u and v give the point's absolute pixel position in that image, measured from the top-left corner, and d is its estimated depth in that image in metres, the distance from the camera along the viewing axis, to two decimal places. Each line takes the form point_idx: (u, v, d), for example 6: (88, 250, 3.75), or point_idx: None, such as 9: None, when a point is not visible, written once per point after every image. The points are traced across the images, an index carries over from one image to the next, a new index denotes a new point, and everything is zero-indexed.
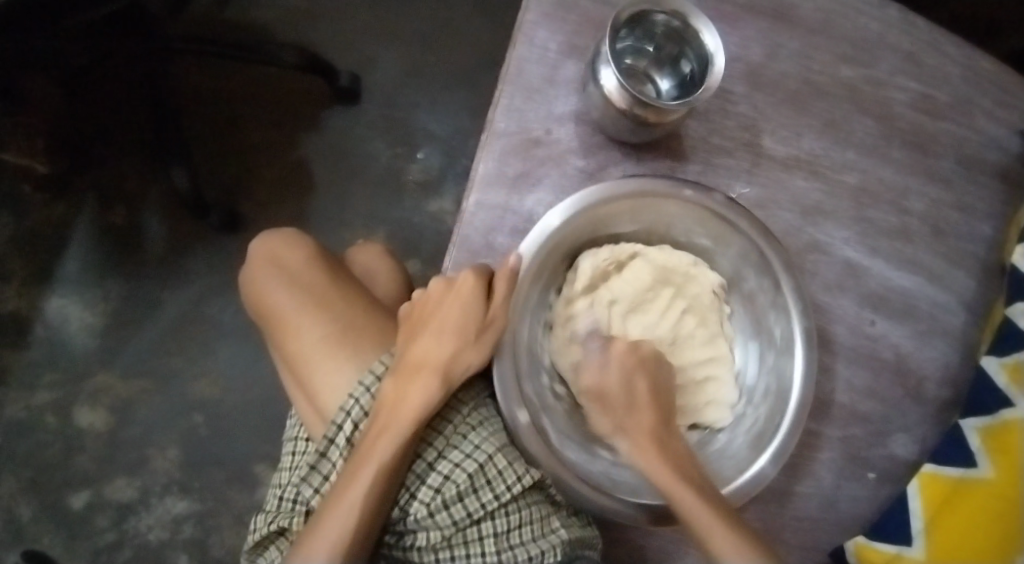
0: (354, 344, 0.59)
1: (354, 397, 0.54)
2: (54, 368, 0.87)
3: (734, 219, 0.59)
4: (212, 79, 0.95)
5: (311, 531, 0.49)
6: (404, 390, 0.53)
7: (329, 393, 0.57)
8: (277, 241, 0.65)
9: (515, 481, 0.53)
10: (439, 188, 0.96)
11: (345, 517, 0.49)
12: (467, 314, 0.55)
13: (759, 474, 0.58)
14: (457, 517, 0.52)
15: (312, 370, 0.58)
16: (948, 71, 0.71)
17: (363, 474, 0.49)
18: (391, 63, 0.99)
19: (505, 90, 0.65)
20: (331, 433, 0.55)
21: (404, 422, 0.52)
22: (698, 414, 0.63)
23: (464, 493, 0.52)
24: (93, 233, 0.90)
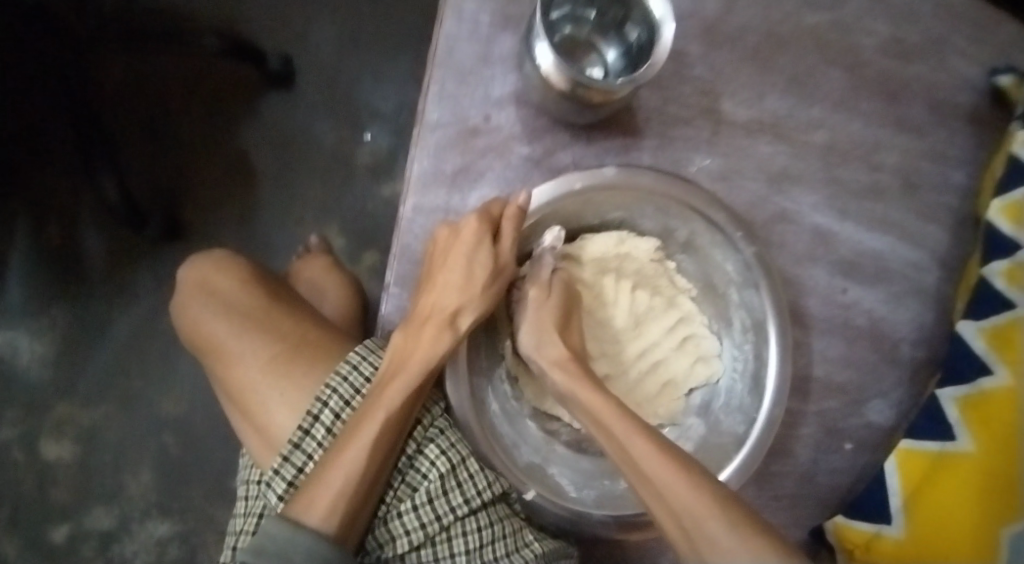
0: (309, 359, 0.53)
1: (331, 386, 0.50)
2: (11, 404, 0.84)
3: (639, 182, 0.54)
4: (132, 78, 0.88)
5: (312, 482, 0.45)
6: (413, 339, 0.50)
7: (285, 417, 0.51)
8: (207, 266, 0.58)
9: (486, 486, 0.51)
10: (391, 170, 0.90)
11: (346, 473, 0.45)
12: (479, 259, 0.52)
13: (770, 418, 0.54)
14: (424, 522, 0.49)
15: (259, 395, 0.52)
16: (919, 7, 0.65)
17: (370, 429, 0.46)
18: (324, 39, 0.91)
19: (435, 75, 0.60)
20: (306, 422, 0.49)
21: (414, 372, 0.49)
22: (690, 378, 0.59)
23: (435, 495, 0.49)
24: (31, 257, 0.86)
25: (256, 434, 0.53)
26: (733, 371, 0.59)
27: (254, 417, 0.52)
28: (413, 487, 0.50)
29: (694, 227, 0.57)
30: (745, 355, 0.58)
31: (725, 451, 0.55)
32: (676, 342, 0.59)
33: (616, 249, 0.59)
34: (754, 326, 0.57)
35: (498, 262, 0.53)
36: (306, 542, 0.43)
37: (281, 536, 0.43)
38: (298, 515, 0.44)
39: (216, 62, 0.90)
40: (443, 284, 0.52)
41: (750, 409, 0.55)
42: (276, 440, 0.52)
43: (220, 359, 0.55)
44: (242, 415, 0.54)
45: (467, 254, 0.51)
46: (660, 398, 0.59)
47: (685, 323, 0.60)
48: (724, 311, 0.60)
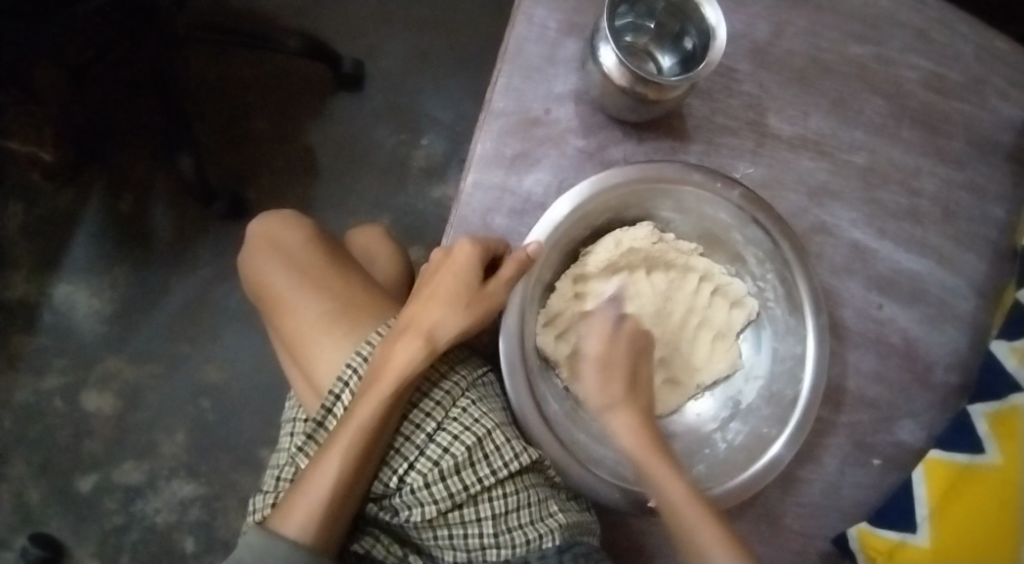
0: (356, 318, 0.57)
1: (353, 364, 0.53)
2: (62, 354, 0.88)
3: (692, 177, 0.59)
4: (217, 69, 0.95)
5: (291, 496, 0.48)
6: (387, 356, 0.51)
7: (327, 367, 0.55)
8: (275, 223, 0.63)
9: (512, 458, 0.52)
10: (444, 173, 0.96)
11: (321, 485, 0.48)
12: (463, 284, 0.53)
13: (814, 389, 0.58)
14: (452, 492, 0.50)
15: (312, 346, 0.56)
16: (960, 49, 0.69)
17: (339, 450, 0.48)
18: (395, 48, 0.98)
19: (504, 69, 0.65)
20: (329, 401, 0.53)
21: (388, 388, 0.49)
22: (730, 323, 0.64)
23: (461, 465, 0.50)
24: (102, 220, 0.91)
25: (307, 382, 0.57)
26: (766, 299, 0.64)
27: (302, 368, 0.57)
28: (434, 460, 0.51)
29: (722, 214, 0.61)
30: (782, 320, 0.62)
31: (771, 436, 0.59)
32: (707, 299, 0.64)
33: (615, 252, 0.60)
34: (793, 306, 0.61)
35: (483, 290, 0.54)
36: (281, 552, 0.46)
37: (260, 544, 0.46)
38: (277, 527, 0.47)
39: (294, 61, 0.96)
40: (428, 298, 0.53)
41: (794, 375, 0.60)
42: (320, 389, 0.56)
43: (279, 310, 0.58)
44: (294, 363, 0.58)
45: (454, 276, 0.53)
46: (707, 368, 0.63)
47: (706, 279, 0.64)
48: (737, 254, 0.64)
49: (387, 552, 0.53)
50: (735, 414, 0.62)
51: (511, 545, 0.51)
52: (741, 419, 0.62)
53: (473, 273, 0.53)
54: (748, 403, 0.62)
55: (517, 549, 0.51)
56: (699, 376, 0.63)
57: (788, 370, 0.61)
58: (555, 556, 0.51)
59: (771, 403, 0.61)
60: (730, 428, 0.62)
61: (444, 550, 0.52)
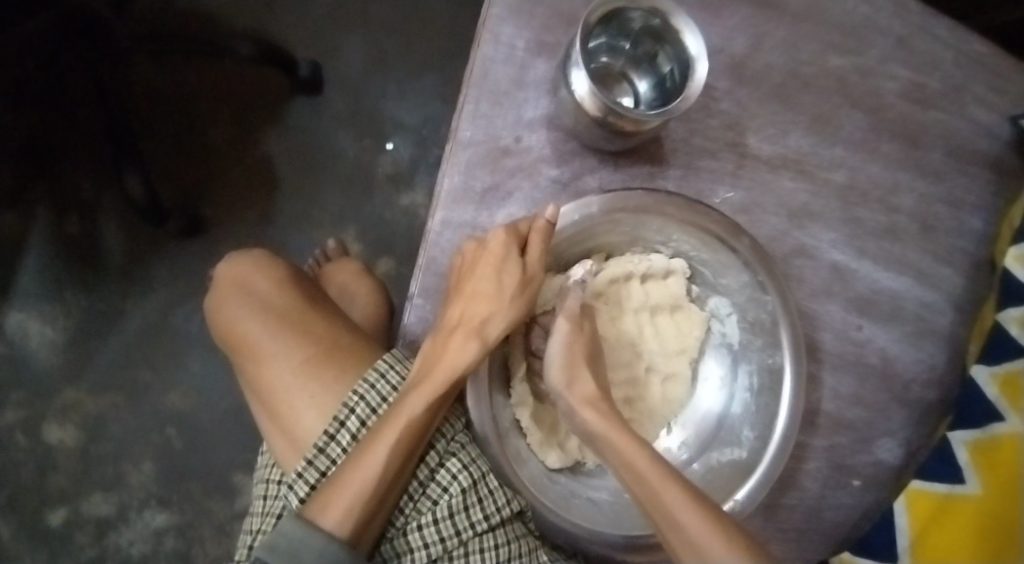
0: (342, 363, 0.54)
1: (359, 394, 0.51)
2: (19, 386, 0.84)
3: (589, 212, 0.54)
4: (163, 74, 0.89)
5: (330, 484, 0.47)
6: (439, 350, 0.51)
7: (317, 416, 0.52)
8: (247, 265, 0.59)
9: (503, 504, 0.52)
10: (411, 179, 0.91)
11: (365, 475, 0.46)
12: (508, 270, 0.53)
13: (793, 410, 0.55)
14: (445, 536, 0.50)
15: (292, 397, 0.53)
16: (944, 55, 0.66)
17: (387, 436, 0.47)
18: (355, 46, 0.92)
19: (470, 95, 0.60)
20: (332, 427, 0.50)
21: (440, 381, 0.50)
22: (682, 307, 0.60)
23: (455, 510, 0.50)
24: (49, 244, 0.85)
25: (284, 434, 0.53)
26: (688, 253, 0.59)
27: (282, 418, 0.53)
28: (433, 500, 0.51)
29: (684, 234, 0.57)
30: (743, 307, 0.59)
31: (750, 461, 0.56)
32: (641, 294, 0.59)
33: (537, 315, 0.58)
34: (758, 332, 0.58)
35: (527, 273, 0.54)
36: (318, 544, 0.44)
37: (297, 535, 0.44)
38: (314, 515, 0.45)
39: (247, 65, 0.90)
40: (472, 292, 0.53)
41: (766, 383, 0.57)
42: (301, 441, 0.52)
43: (253, 357, 0.55)
44: (270, 414, 0.54)
45: (497, 265, 0.52)
46: (680, 378, 0.60)
47: (632, 277, 0.59)
48: (644, 247, 0.59)
49: None
50: (724, 420, 0.60)
51: None
52: (729, 424, 0.59)
53: (514, 260, 0.53)
54: (735, 412, 0.59)
55: None
56: (678, 376, 0.60)
57: (760, 366, 0.58)
58: None
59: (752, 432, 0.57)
60: (737, 431, 0.58)
61: None
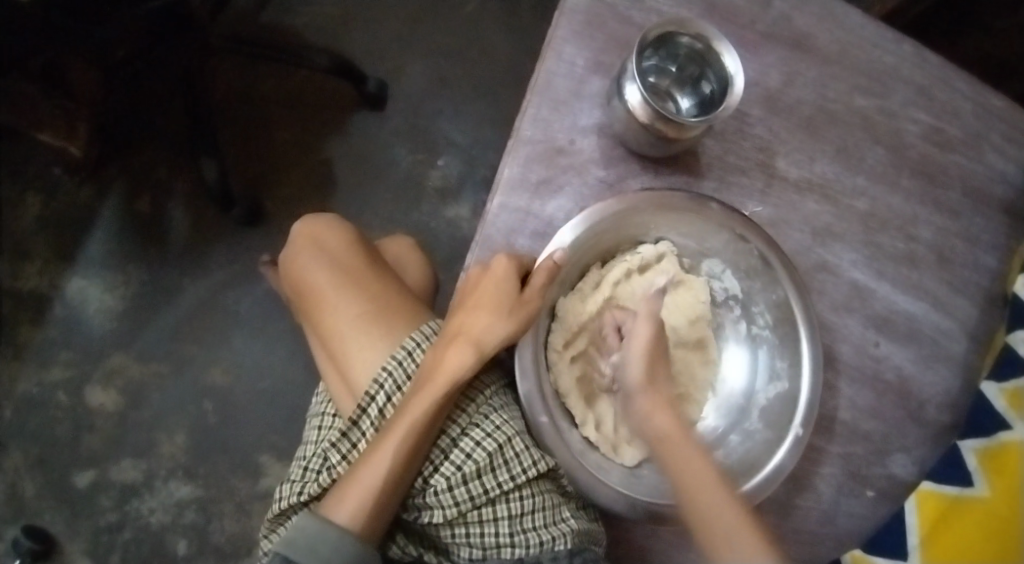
0: (391, 324, 0.59)
1: (388, 370, 0.56)
2: (69, 347, 0.88)
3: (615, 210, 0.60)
4: (245, 78, 0.97)
5: (343, 484, 0.51)
6: (440, 360, 0.55)
7: (363, 367, 0.58)
8: (319, 225, 0.65)
9: (530, 465, 0.55)
10: (457, 194, 0.98)
11: (371, 477, 0.51)
12: (507, 292, 0.55)
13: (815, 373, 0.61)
14: (473, 494, 0.54)
15: (346, 347, 0.58)
16: (957, 105, 0.74)
17: (391, 441, 0.52)
18: (419, 72, 1.01)
19: (533, 100, 0.68)
20: (363, 402, 0.55)
21: (439, 389, 0.53)
22: (697, 290, 0.66)
23: (482, 470, 0.54)
24: (119, 218, 0.91)
25: (340, 380, 0.59)
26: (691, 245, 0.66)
27: (338, 364, 0.59)
28: (460, 462, 0.55)
29: (716, 234, 0.64)
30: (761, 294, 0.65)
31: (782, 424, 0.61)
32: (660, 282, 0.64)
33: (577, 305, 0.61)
34: (782, 318, 0.63)
35: (523, 298, 0.55)
36: (331, 536, 0.49)
37: (312, 528, 0.49)
38: (328, 511, 0.50)
39: (320, 78, 0.99)
40: (473, 310, 0.56)
41: (788, 353, 0.63)
42: (354, 387, 0.58)
43: (317, 309, 0.61)
44: (329, 361, 0.60)
45: (495, 287, 0.55)
46: (706, 343, 0.66)
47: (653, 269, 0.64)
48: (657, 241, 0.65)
49: (404, 552, 0.57)
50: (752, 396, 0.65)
51: (525, 545, 0.54)
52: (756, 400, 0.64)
53: (511, 286, 0.55)
54: (761, 384, 0.65)
55: (531, 550, 0.54)
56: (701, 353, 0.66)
57: (771, 336, 0.65)
58: (566, 558, 0.54)
59: (762, 420, 0.63)
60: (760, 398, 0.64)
61: (460, 545, 0.55)
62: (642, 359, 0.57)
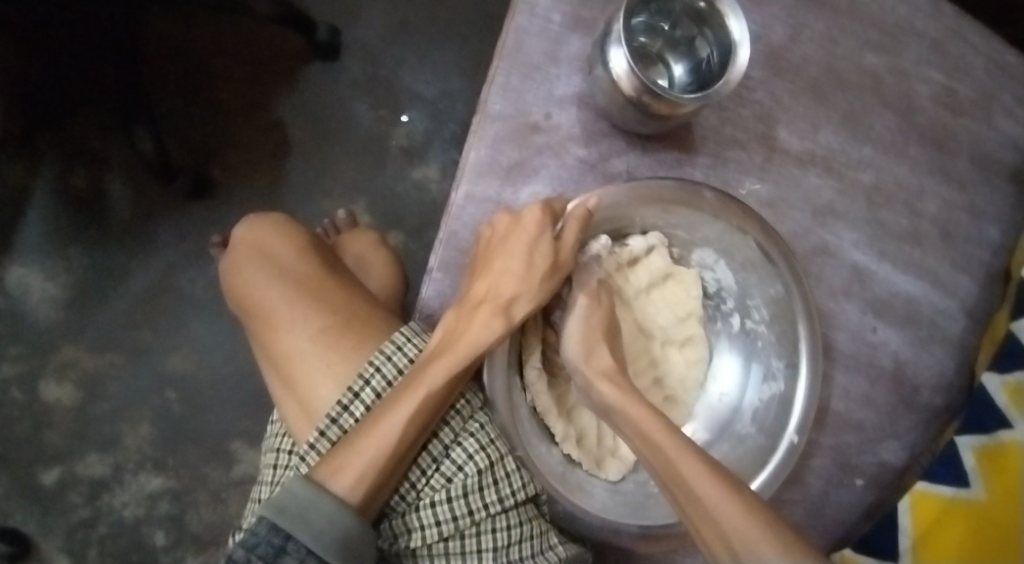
0: (359, 335, 0.52)
1: (375, 365, 0.50)
2: (16, 341, 0.82)
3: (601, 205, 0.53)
4: (178, 28, 0.86)
5: (341, 449, 0.45)
6: (463, 324, 0.50)
7: (328, 381, 0.51)
8: (264, 228, 0.58)
9: (520, 486, 0.51)
10: (424, 154, 0.89)
11: (379, 444, 0.45)
12: (542, 249, 0.52)
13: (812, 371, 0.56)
14: (457, 515, 0.48)
15: (306, 359, 0.52)
16: (975, 61, 0.66)
17: (407, 402, 0.46)
18: (377, 13, 0.90)
19: (501, 67, 0.59)
20: (346, 398, 0.49)
21: (462, 355, 0.49)
22: (689, 284, 0.59)
23: (470, 489, 0.49)
24: (54, 198, 0.83)
25: (293, 399, 0.52)
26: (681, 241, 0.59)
27: (294, 386, 0.52)
28: (447, 478, 0.49)
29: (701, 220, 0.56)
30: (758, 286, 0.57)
31: (771, 441, 0.55)
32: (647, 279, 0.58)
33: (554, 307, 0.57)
34: (778, 315, 0.57)
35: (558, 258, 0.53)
36: (327, 508, 0.43)
37: (305, 497, 0.43)
38: (324, 479, 0.44)
39: (265, 26, 0.88)
40: (500, 266, 0.51)
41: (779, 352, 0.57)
42: (313, 411, 0.51)
43: (269, 321, 0.54)
44: (280, 380, 0.53)
45: (528, 243, 0.52)
46: (697, 341, 0.60)
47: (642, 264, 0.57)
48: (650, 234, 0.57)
49: None
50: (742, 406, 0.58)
51: None
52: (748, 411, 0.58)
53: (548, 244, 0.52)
54: (752, 387, 0.58)
55: None
56: (694, 353, 0.60)
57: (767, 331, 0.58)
58: None
59: (754, 425, 0.57)
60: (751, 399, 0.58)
61: None
62: (574, 336, 0.52)
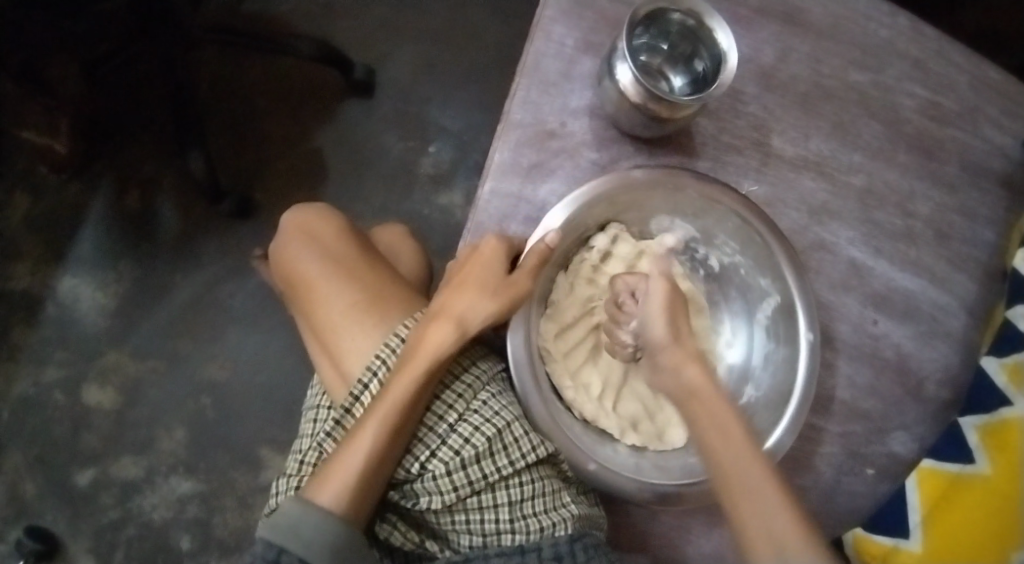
0: (384, 312, 0.57)
1: (381, 357, 0.54)
2: (63, 346, 0.87)
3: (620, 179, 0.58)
4: (229, 69, 0.96)
5: (327, 467, 0.50)
6: (420, 338, 0.53)
7: (359, 353, 0.56)
8: (309, 214, 0.63)
9: (529, 450, 0.53)
10: (450, 181, 0.97)
11: (353, 460, 0.49)
12: (490, 274, 0.55)
13: (809, 340, 0.60)
14: (471, 480, 0.52)
15: (339, 333, 0.57)
16: (954, 79, 0.73)
17: (371, 423, 0.50)
18: (409, 57, 1.00)
19: (522, 83, 0.66)
20: (356, 390, 0.54)
21: (420, 367, 0.52)
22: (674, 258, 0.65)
23: (481, 455, 0.52)
24: (108, 216, 0.91)
25: (333, 366, 0.57)
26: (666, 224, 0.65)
27: (331, 354, 0.57)
28: (456, 450, 0.53)
29: (686, 200, 0.61)
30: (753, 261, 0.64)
31: (782, 397, 0.60)
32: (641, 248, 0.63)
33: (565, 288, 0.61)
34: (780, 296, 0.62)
35: (514, 283, 0.55)
36: (313, 519, 0.47)
37: (294, 514, 0.47)
38: (311, 495, 0.49)
39: (304, 65, 0.97)
40: (463, 288, 0.55)
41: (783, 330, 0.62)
42: (349, 376, 0.56)
43: (308, 300, 0.59)
44: (321, 351, 0.59)
45: (484, 269, 0.55)
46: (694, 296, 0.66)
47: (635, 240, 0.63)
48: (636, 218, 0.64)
49: (405, 538, 0.54)
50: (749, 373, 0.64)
51: (526, 532, 0.52)
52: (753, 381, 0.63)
53: (498, 271, 0.55)
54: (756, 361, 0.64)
55: (532, 535, 0.52)
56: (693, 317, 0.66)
57: (770, 300, 0.63)
58: (567, 543, 0.52)
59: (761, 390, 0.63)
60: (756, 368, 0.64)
61: (459, 533, 0.53)
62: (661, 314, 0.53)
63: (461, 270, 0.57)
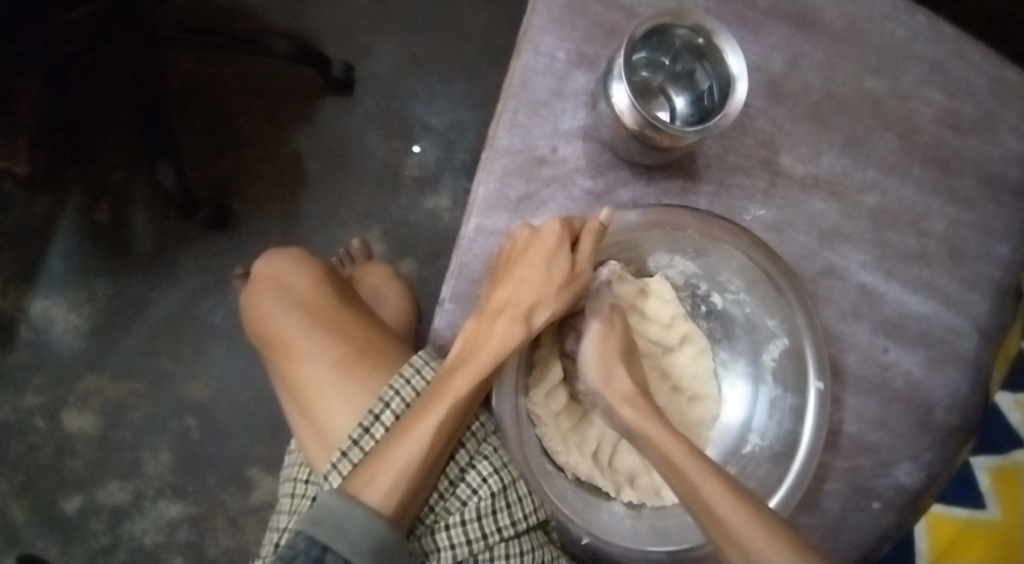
0: (374, 364, 0.54)
1: (394, 388, 0.51)
2: (42, 371, 0.84)
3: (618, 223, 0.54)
4: (198, 68, 0.90)
5: (371, 458, 0.47)
6: (487, 334, 0.51)
7: (346, 412, 0.52)
8: (282, 261, 0.60)
9: (531, 511, 0.52)
10: (436, 182, 0.91)
11: (411, 451, 0.46)
12: (556, 265, 0.53)
13: (818, 392, 0.56)
14: (472, 537, 0.49)
15: (322, 393, 0.53)
16: (975, 82, 0.67)
17: (434, 409, 0.47)
18: (390, 48, 0.93)
19: (508, 104, 0.60)
20: (367, 421, 0.50)
21: (488, 363, 0.50)
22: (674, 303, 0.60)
23: (484, 512, 0.50)
24: (78, 233, 0.86)
25: (313, 430, 0.53)
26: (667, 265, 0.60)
27: (312, 414, 0.53)
28: (462, 501, 0.51)
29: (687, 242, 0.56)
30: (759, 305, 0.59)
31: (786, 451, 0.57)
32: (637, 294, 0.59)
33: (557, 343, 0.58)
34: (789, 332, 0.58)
35: (575, 268, 0.54)
36: (360, 518, 0.44)
37: (341, 509, 0.44)
38: (358, 490, 0.45)
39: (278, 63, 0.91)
40: (516, 278, 0.52)
41: (788, 370, 0.58)
42: (332, 438, 0.52)
43: (287, 354, 0.55)
44: (300, 411, 0.54)
45: (547, 255, 0.52)
46: (694, 335, 0.62)
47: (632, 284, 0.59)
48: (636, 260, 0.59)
49: None
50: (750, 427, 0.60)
51: None
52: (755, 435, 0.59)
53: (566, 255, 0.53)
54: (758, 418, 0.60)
55: None
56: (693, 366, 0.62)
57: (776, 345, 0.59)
58: None
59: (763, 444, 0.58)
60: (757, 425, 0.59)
61: None
62: (594, 364, 0.53)
63: (507, 258, 0.53)
